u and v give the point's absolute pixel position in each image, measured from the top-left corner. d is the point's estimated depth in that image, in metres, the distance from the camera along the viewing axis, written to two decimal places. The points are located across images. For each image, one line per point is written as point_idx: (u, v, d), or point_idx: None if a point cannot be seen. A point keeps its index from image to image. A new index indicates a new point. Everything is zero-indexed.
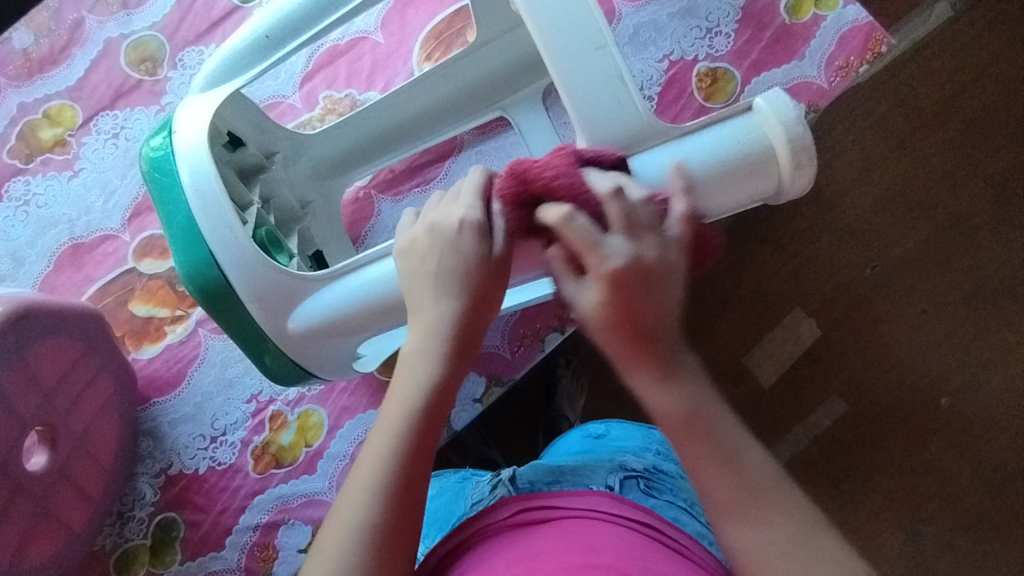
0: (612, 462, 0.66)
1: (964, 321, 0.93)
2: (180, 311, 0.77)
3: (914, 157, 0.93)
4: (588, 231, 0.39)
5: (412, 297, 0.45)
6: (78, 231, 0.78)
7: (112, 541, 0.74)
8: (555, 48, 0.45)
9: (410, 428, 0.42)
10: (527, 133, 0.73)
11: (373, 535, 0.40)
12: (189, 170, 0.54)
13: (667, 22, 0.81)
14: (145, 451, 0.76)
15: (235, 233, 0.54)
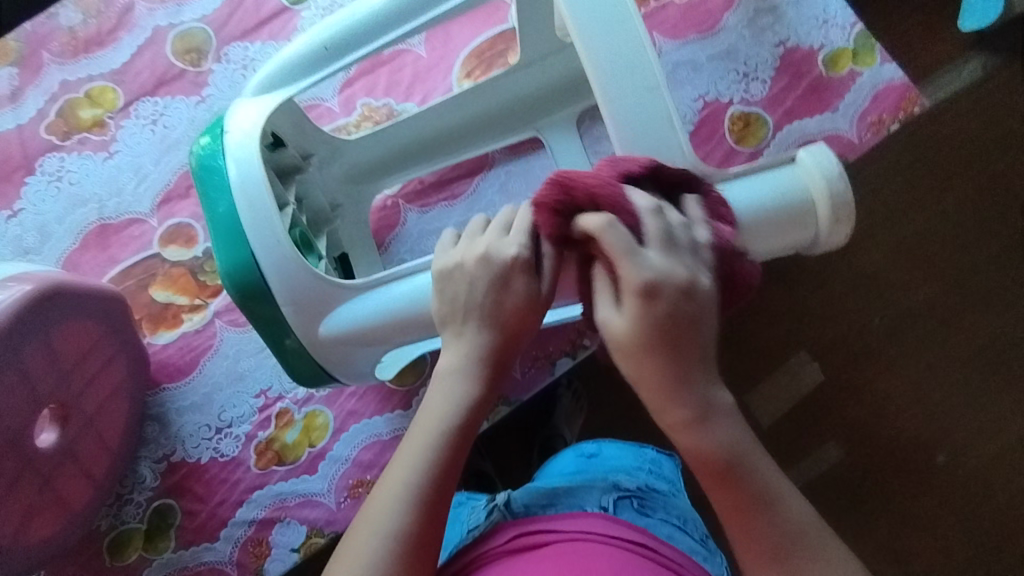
0: (606, 481, 0.68)
1: (968, 380, 0.94)
2: (199, 300, 0.78)
3: (933, 213, 0.94)
4: (622, 238, 0.40)
5: (453, 322, 0.48)
6: (107, 212, 0.79)
7: (108, 522, 0.75)
8: (610, 87, 0.49)
9: (444, 443, 0.45)
10: (561, 157, 0.74)
11: (399, 540, 0.43)
12: (238, 173, 0.56)
13: (705, 63, 0.82)
14: (149, 436, 0.76)
15: (277, 235, 0.56)
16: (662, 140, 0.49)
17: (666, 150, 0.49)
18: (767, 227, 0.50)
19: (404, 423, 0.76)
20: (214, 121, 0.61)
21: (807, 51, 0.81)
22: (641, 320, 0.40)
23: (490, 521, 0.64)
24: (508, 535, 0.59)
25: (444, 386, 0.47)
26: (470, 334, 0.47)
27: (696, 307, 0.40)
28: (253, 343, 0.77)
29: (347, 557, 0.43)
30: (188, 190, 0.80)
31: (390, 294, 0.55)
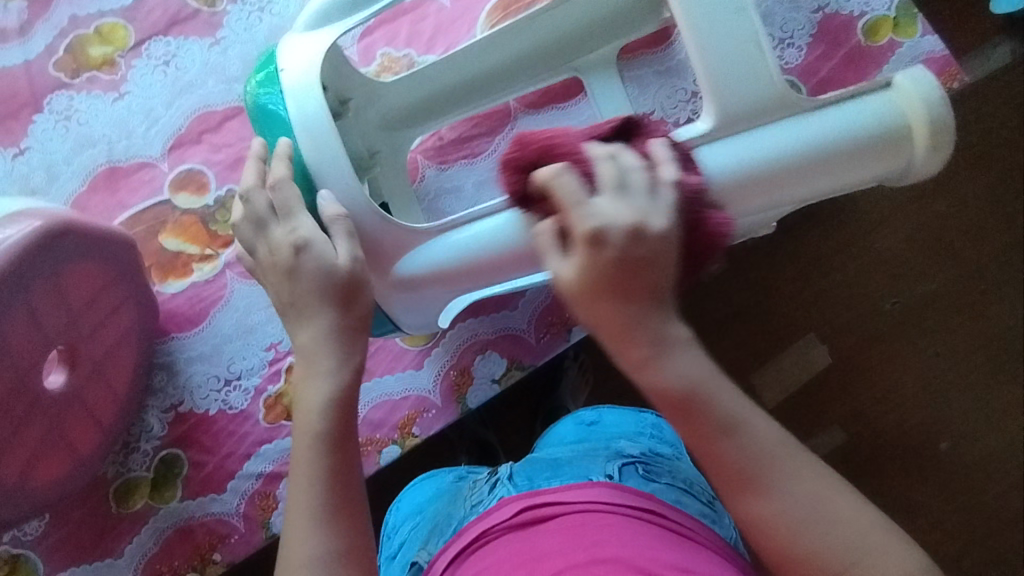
0: (608, 450, 0.68)
1: (975, 370, 0.93)
2: (210, 250, 0.76)
3: (951, 198, 0.92)
4: (574, 188, 0.40)
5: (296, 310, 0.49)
6: (116, 154, 0.77)
7: (115, 469, 0.74)
8: (699, 21, 0.49)
9: (327, 440, 0.45)
10: (600, 99, 0.72)
11: (329, 526, 0.44)
12: (297, 110, 0.53)
13: None
14: (157, 385, 0.75)
15: (343, 169, 0.53)
16: (752, 72, 0.49)
17: (756, 84, 0.49)
18: (855, 160, 0.50)
19: (415, 384, 0.76)
20: (260, 65, 0.57)
21: (847, 18, 0.78)
22: (585, 264, 0.40)
23: (495, 496, 0.62)
24: (511, 509, 0.57)
25: (309, 386, 0.47)
26: (315, 330, 0.48)
27: (661, 260, 0.41)
28: (263, 297, 0.76)
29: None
30: (201, 135, 0.78)
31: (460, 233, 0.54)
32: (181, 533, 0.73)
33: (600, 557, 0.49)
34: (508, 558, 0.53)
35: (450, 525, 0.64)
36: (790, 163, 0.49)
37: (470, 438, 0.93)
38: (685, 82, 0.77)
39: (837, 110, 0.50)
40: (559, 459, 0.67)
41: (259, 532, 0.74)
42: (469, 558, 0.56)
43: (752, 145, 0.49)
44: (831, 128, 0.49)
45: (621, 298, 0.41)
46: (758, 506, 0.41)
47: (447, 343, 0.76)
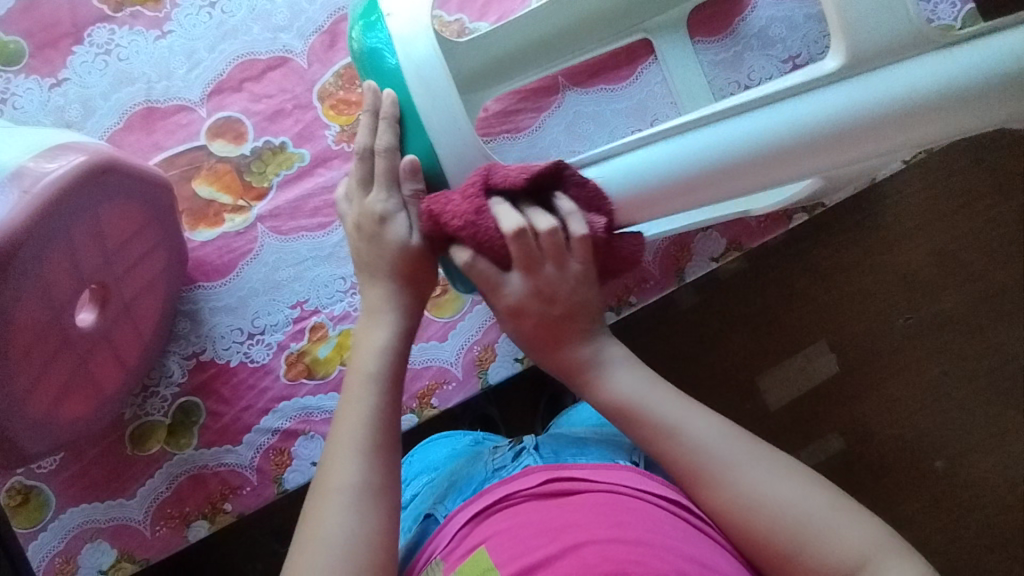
0: (635, 438, 0.66)
1: (978, 392, 0.97)
2: (243, 201, 0.75)
3: (976, 218, 0.97)
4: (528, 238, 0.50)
5: (368, 270, 0.54)
6: (154, 95, 0.76)
7: (132, 412, 0.74)
8: None
9: (379, 381, 0.50)
10: (672, 64, 0.75)
11: (371, 459, 0.47)
12: (407, 54, 0.51)
13: (801, 22, 0.76)
14: (180, 332, 0.75)
15: (457, 117, 0.51)
16: (885, 5, 0.49)
17: (889, 14, 0.49)
18: (989, 96, 0.50)
19: (437, 355, 0.76)
20: (363, 5, 0.55)
21: None
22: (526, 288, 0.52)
23: (518, 465, 0.63)
24: (538, 479, 0.56)
25: (370, 337, 0.52)
26: (383, 290, 0.53)
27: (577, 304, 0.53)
28: (294, 254, 0.75)
29: (311, 537, 0.44)
30: (242, 83, 0.76)
31: (694, 139, 0.52)
32: (194, 480, 0.74)
33: (622, 538, 0.48)
34: (531, 525, 0.51)
35: (469, 486, 0.64)
36: (899, 105, 0.50)
37: (473, 412, 0.93)
38: (738, 76, 0.76)
39: (968, 52, 0.50)
40: (583, 437, 0.67)
41: (272, 486, 0.74)
42: (485, 521, 0.54)
43: (881, 83, 0.50)
44: (962, 66, 0.50)
45: (553, 327, 0.54)
46: (741, 485, 0.50)
47: (473, 318, 0.76)
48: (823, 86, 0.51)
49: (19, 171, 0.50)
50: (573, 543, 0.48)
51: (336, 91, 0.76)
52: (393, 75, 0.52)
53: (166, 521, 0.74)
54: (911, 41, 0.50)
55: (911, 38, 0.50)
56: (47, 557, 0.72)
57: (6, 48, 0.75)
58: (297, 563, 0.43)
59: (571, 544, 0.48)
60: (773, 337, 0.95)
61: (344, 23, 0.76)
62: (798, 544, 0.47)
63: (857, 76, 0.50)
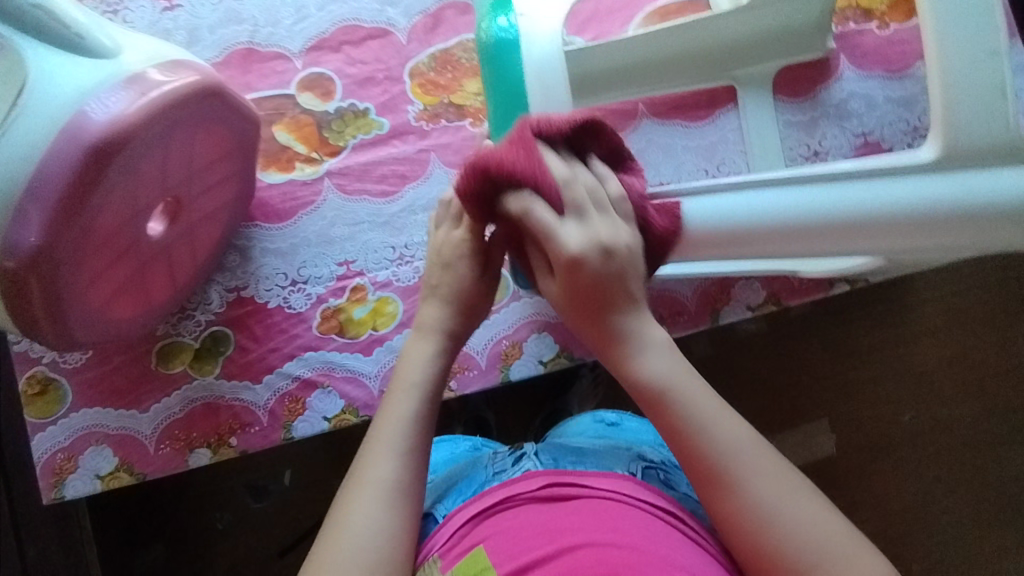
0: (630, 451, 0.68)
1: (969, 505, 0.96)
2: (316, 154, 0.78)
3: (1000, 334, 0.98)
4: (545, 219, 0.44)
5: (430, 294, 0.55)
6: (257, 38, 0.79)
7: (165, 329, 0.76)
8: (946, 40, 0.48)
9: (423, 391, 0.51)
10: (750, 115, 0.78)
11: (406, 459, 0.48)
12: (533, 51, 0.55)
13: (880, 103, 0.79)
14: (228, 264, 0.77)
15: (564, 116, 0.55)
16: (988, 111, 0.47)
17: (988, 119, 0.47)
18: None
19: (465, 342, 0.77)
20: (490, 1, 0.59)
21: None
22: (574, 263, 0.45)
23: (520, 468, 0.64)
24: (538, 482, 0.56)
25: (418, 344, 0.53)
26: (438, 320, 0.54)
27: (617, 267, 0.46)
28: (352, 215, 0.78)
29: (342, 527, 0.45)
30: (341, 45, 0.79)
31: (764, 194, 0.50)
32: (207, 408, 0.75)
33: (619, 543, 0.49)
34: (531, 527, 0.52)
35: (469, 486, 0.64)
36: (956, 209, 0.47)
37: (469, 412, 0.94)
38: (810, 141, 0.78)
39: None
40: (583, 448, 0.68)
41: (281, 431, 0.75)
42: (485, 521, 0.54)
43: (955, 182, 0.47)
44: None
45: (591, 307, 0.47)
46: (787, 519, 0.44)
47: (508, 313, 0.78)
48: (897, 171, 0.48)
49: (138, 75, 0.52)
50: (570, 544, 0.49)
51: (427, 72, 0.79)
52: (514, 63, 0.56)
53: (172, 442, 0.75)
54: (1008, 145, 0.47)
55: (1007, 143, 0.47)
56: (50, 450, 0.74)
57: None
58: (324, 552, 0.44)
59: (567, 547, 0.48)
60: (777, 408, 0.96)
61: (449, 10, 0.80)
62: (775, 537, 0.44)
63: (937, 170, 0.48)
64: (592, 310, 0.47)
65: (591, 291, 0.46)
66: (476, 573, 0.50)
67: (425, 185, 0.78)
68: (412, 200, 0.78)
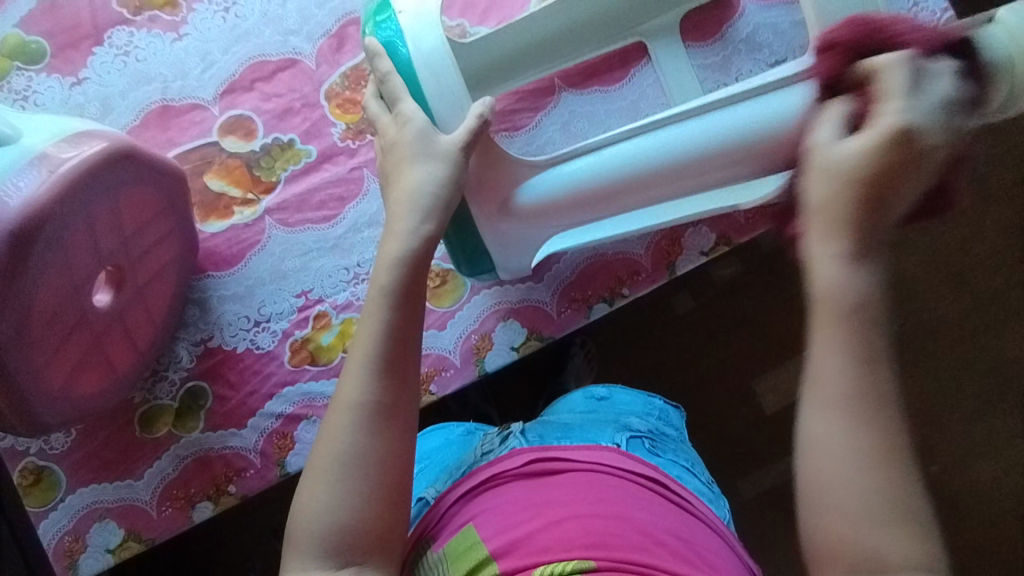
0: (616, 423, 0.64)
1: (981, 405, 0.92)
2: (252, 195, 0.78)
3: (977, 217, 0.91)
4: (902, 81, 0.39)
5: (396, 171, 0.53)
6: (170, 93, 0.79)
7: (142, 395, 0.77)
8: None
9: (391, 298, 0.48)
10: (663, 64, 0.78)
11: (383, 371, 0.47)
12: (414, 43, 0.56)
13: (788, 28, 0.79)
14: (190, 319, 0.78)
15: (458, 90, 0.56)
16: (858, 8, 0.54)
17: (859, 18, 0.54)
18: None
19: (436, 343, 0.79)
20: (376, 3, 0.60)
21: None
22: (849, 149, 0.38)
23: (506, 447, 0.59)
24: (523, 458, 0.54)
25: (398, 221, 0.50)
26: (406, 225, 0.50)
27: (903, 155, 0.37)
28: (299, 246, 0.78)
29: (328, 446, 0.46)
30: (253, 83, 0.80)
31: (654, 139, 0.56)
32: (199, 463, 0.76)
33: (605, 514, 0.48)
34: (518, 501, 0.51)
35: (460, 468, 0.61)
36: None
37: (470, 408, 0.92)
38: (728, 79, 0.79)
39: None
40: (568, 422, 0.64)
41: (275, 469, 0.76)
42: (469, 503, 0.53)
43: None
44: None
45: (872, 198, 0.37)
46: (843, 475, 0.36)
47: (471, 308, 0.79)
48: (791, 83, 0.53)
49: (44, 155, 0.54)
50: (556, 517, 0.48)
51: (343, 91, 0.80)
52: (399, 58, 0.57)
53: (171, 502, 0.76)
54: None
55: None
56: (56, 535, 0.75)
57: (29, 49, 0.79)
58: (314, 474, 0.46)
59: (554, 520, 0.47)
60: (765, 344, 0.96)
61: (351, 27, 0.80)
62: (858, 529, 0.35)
63: None
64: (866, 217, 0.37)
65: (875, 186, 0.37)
66: (464, 550, 0.49)
67: (365, 202, 0.79)
68: (355, 219, 0.79)
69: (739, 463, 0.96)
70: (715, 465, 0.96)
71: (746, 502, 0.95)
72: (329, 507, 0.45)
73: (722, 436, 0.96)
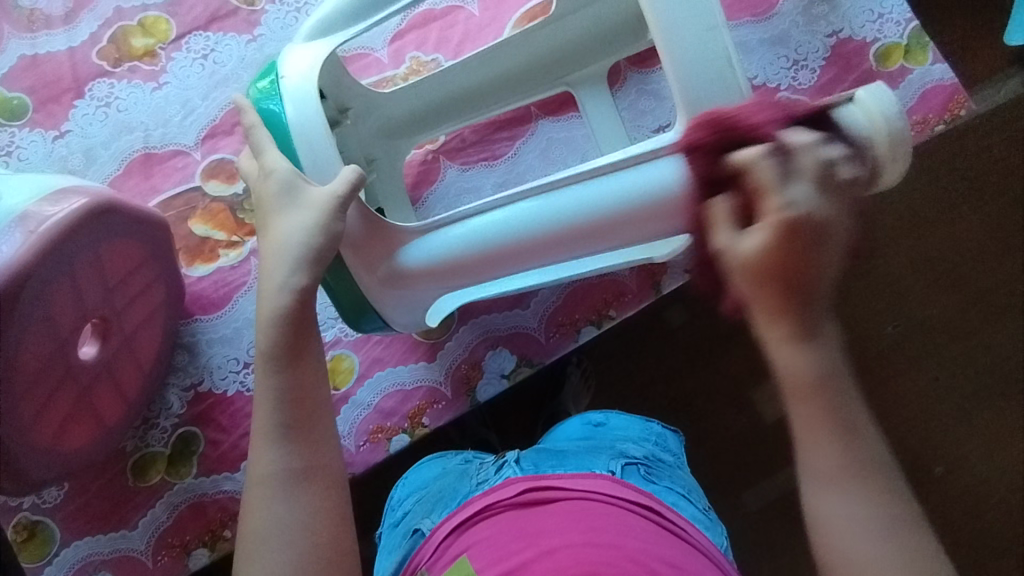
0: (612, 449, 0.63)
1: (970, 404, 0.94)
2: (237, 237, 0.79)
3: (956, 226, 0.93)
4: (773, 171, 0.41)
5: (269, 224, 0.53)
6: (152, 141, 0.80)
7: (133, 444, 0.77)
8: (671, 20, 0.52)
9: (278, 361, 0.49)
10: (593, 112, 0.79)
11: (290, 434, 0.48)
12: (294, 112, 0.56)
13: (756, 46, 0.82)
14: (179, 363, 0.78)
15: (330, 152, 0.55)
16: (724, 83, 0.52)
17: (727, 94, 0.52)
18: None
19: (427, 375, 0.78)
20: (267, 64, 0.59)
21: (861, 43, 0.82)
22: (755, 244, 0.41)
23: (501, 477, 0.59)
24: (517, 488, 0.54)
25: (268, 281, 0.51)
26: (278, 279, 0.50)
27: (823, 253, 0.41)
28: None
29: (253, 518, 0.47)
30: (234, 127, 0.81)
31: (532, 208, 0.55)
32: (193, 509, 0.76)
33: (597, 542, 0.47)
34: (511, 531, 0.50)
35: (455, 499, 0.60)
36: None
37: (469, 435, 0.91)
38: None
39: None
40: (563, 449, 0.63)
41: None
42: (464, 535, 0.52)
43: None
44: None
45: (791, 294, 0.41)
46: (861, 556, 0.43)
47: (460, 338, 0.79)
48: (660, 156, 0.53)
49: (26, 213, 0.54)
50: (549, 547, 0.47)
51: None
52: (278, 125, 0.56)
53: (167, 550, 0.75)
54: None
55: None
56: None
57: (11, 105, 0.80)
58: (247, 549, 0.47)
59: (546, 549, 0.47)
60: (758, 356, 0.96)
61: None
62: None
63: None
64: (790, 304, 0.42)
65: (795, 284, 0.41)
66: None
67: None
68: None
69: (740, 475, 0.95)
70: (717, 479, 0.95)
71: (749, 514, 0.95)
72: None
73: (722, 451, 0.95)
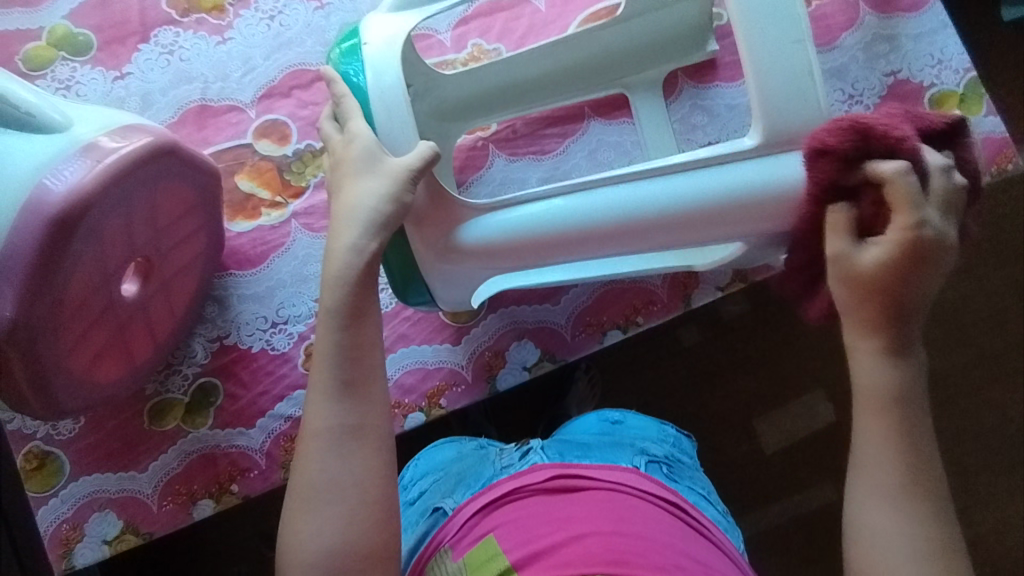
0: (633, 447, 0.64)
1: (971, 453, 0.96)
2: (280, 198, 0.80)
3: (973, 281, 0.97)
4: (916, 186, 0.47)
5: (343, 188, 0.54)
6: (210, 94, 0.81)
7: (154, 388, 0.77)
8: (757, 34, 0.53)
9: (343, 318, 0.49)
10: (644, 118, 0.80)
11: (346, 394, 0.48)
12: (373, 77, 0.57)
13: None
14: (208, 314, 0.79)
15: (403, 115, 0.56)
16: (803, 99, 0.53)
17: (803, 110, 0.53)
18: None
19: (449, 357, 0.79)
20: (349, 31, 0.61)
21: (917, 86, 0.83)
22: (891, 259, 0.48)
23: (527, 462, 0.60)
24: (545, 474, 0.54)
25: (339, 239, 0.52)
26: (347, 240, 0.51)
27: (937, 254, 0.48)
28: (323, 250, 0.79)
29: (304, 472, 0.48)
30: (291, 90, 0.82)
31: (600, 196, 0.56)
32: (203, 459, 0.76)
33: (625, 532, 0.48)
34: (539, 516, 0.51)
35: (478, 481, 0.61)
36: None
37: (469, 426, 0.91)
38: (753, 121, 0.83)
39: None
40: (585, 441, 0.64)
41: (279, 471, 0.76)
42: (491, 514, 0.53)
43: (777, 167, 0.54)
44: None
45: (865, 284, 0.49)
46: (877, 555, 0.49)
47: (487, 325, 0.80)
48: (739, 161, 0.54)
49: (92, 144, 0.55)
50: (578, 532, 0.48)
51: None
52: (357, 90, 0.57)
53: (173, 497, 0.76)
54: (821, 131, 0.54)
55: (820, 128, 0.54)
56: (54, 522, 0.74)
57: (76, 40, 0.81)
58: (295, 506, 0.47)
59: (575, 535, 0.47)
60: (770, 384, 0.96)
61: None
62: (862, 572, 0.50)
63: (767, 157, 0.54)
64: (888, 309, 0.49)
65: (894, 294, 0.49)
66: (488, 559, 0.49)
67: None
68: None
69: (740, 500, 0.95)
70: None
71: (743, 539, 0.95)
72: (314, 534, 0.46)
73: (724, 474, 0.95)
